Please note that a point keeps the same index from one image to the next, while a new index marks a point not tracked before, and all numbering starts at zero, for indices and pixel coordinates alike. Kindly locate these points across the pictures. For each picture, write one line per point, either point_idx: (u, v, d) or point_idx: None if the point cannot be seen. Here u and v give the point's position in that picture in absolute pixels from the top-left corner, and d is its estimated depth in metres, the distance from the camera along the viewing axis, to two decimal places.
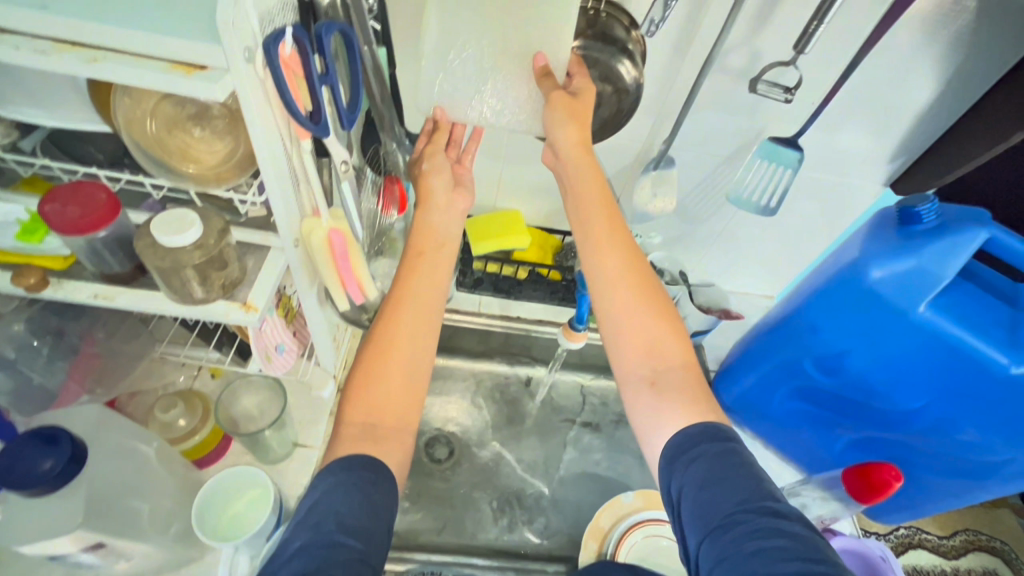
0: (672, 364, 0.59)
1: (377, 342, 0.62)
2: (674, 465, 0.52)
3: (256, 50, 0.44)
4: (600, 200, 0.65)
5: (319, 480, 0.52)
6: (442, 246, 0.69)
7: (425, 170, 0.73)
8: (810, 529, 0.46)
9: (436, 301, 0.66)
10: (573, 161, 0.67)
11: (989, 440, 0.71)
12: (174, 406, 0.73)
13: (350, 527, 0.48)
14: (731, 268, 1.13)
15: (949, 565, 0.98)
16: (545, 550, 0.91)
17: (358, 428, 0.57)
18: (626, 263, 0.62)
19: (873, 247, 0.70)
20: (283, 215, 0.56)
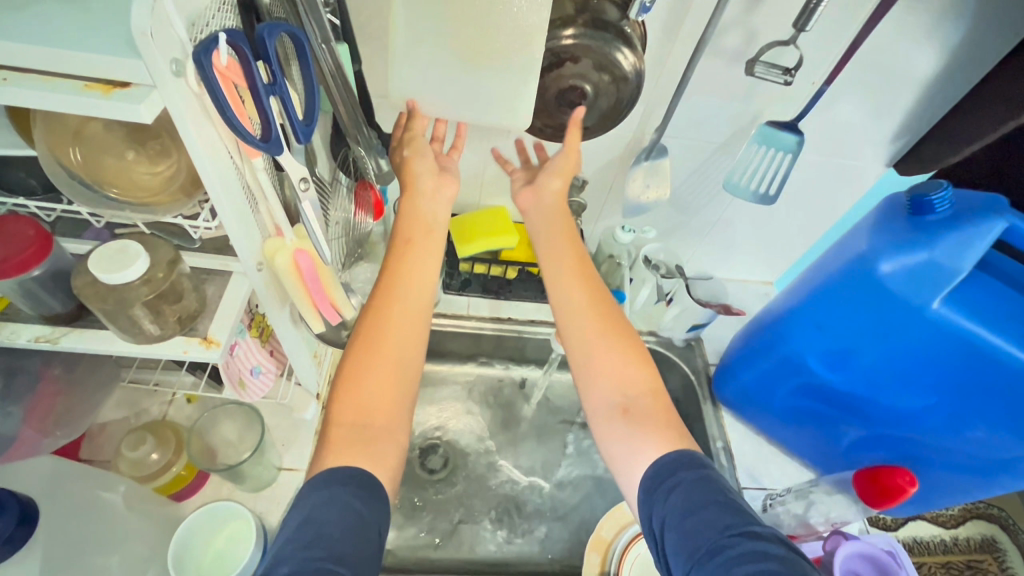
0: (641, 390, 0.56)
1: (367, 335, 0.57)
2: (654, 495, 0.49)
3: (186, 63, 0.38)
4: (568, 242, 0.66)
5: (308, 493, 0.48)
6: (433, 233, 0.64)
7: (406, 156, 0.67)
8: (794, 551, 0.43)
9: (427, 300, 0.61)
10: (550, 206, 0.69)
11: (1001, 438, 0.68)
12: (143, 442, 0.69)
13: (340, 554, 0.43)
14: (730, 256, 1.08)
15: (948, 535, 0.96)
16: (548, 560, 0.87)
17: (346, 429, 0.53)
18: (592, 297, 0.62)
19: (881, 239, 0.66)
20: (240, 240, 0.51)
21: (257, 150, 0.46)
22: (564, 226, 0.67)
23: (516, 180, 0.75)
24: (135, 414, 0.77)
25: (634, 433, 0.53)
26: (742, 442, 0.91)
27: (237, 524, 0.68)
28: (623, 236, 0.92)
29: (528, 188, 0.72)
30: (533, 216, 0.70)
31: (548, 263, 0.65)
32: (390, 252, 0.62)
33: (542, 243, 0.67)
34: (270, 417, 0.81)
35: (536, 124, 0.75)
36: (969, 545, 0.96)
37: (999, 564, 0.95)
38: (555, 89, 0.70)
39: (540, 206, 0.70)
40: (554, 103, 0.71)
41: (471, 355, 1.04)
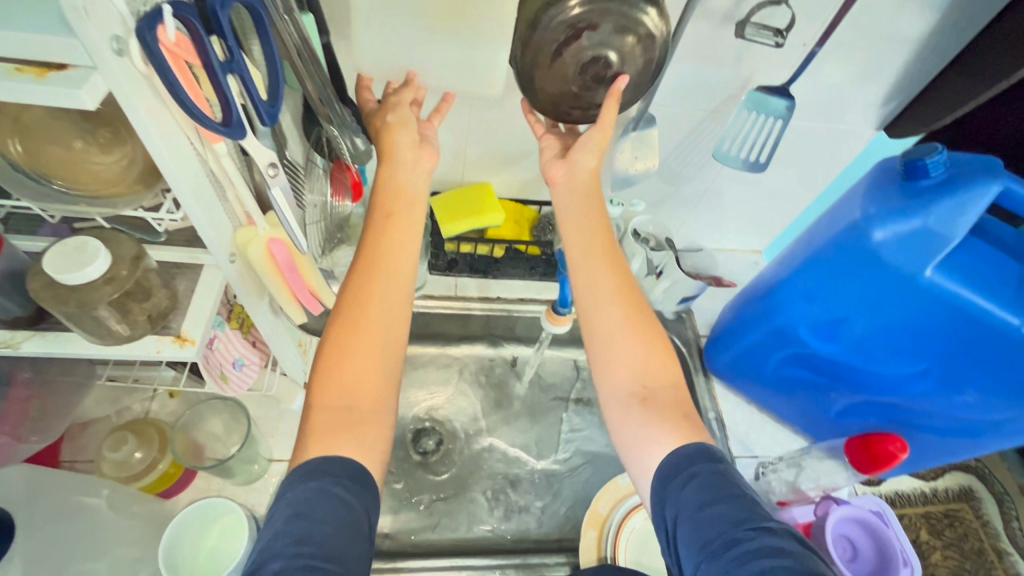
0: (663, 382, 0.56)
1: (347, 315, 0.55)
2: (669, 486, 0.48)
3: (128, 40, 0.35)
4: (598, 223, 0.60)
5: (295, 485, 0.46)
6: (416, 205, 0.60)
7: (390, 124, 0.62)
8: (804, 546, 0.43)
9: (408, 274, 0.57)
10: (582, 183, 0.62)
11: (990, 400, 0.68)
12: (125, 442, 0.68)
13: (333, 553, 0.42)
14: (720, 226, 1.06)
15: (927, 486, 0.99)
16: (546, 536, 0.88)
17: (331, 413, 0.51)
18: (619, 283, 0.58)
19: (874, 205, 0.64)
20: (207, 228, 0.48)
21: (218, 136, 0.42)
22: (597, 210, 0.61)
23: (548, 150, 0.68)
24: (117, 411, 0.75)
25: (650, 422, 0.53)
26: (734, 412, 0.92)
27: (229, 519, 0.67)
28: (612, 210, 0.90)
29: (559, 161, 0.64)
30: (562, 191, 0.63)
31: (574, 248, 0.60)
32: (368, 225, 0.58)
33: (568, 227, 0.61)
34: (257, 409, 0.79)
35: (562, 108, 0.67)
36: (948, 496, 0.99)
37: (976, 512, 0.99)
38: (575, 64, 0.62)
39: (572, 177, 0.63)
40: (578, 78, 0.63)
41: (457, 336, 1.01)
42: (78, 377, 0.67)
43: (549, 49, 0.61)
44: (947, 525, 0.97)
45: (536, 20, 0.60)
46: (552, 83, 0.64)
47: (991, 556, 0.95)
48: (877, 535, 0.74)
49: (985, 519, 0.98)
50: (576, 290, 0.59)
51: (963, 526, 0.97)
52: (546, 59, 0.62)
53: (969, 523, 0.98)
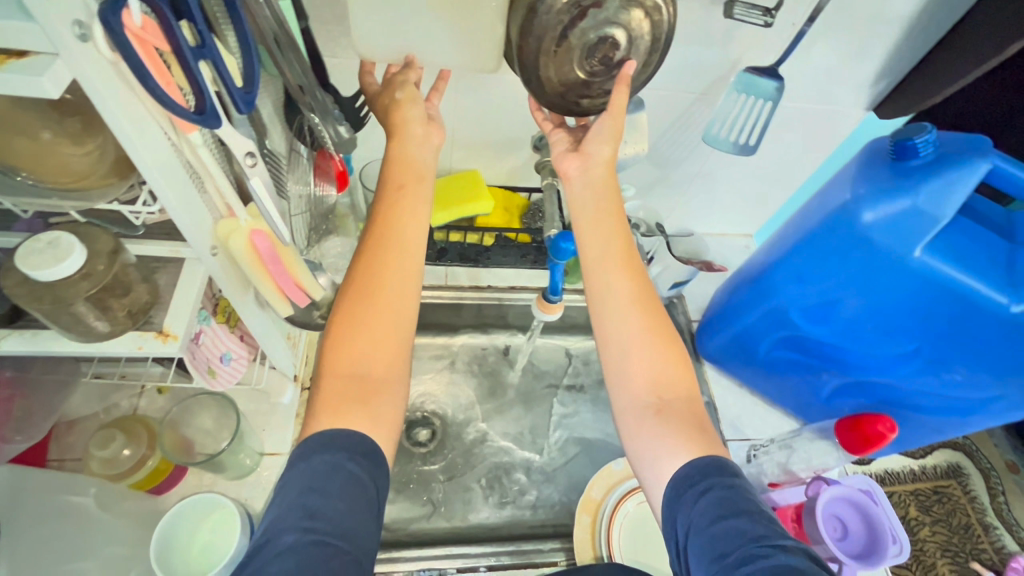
0: (680, 394, 0.56)
1: (361, 283, 0.54)
2: (683, 497, 0.48)
3: (92, 26, 0.33)
4: (614, 224, 0.61)
5: (307, 456, 0.46)
6: (425, 180, 0.60)
7: (399, 99, 0.62)
8: (820, 566, 0.42)
9: (418, 246, 0.57)
10: (597, 178, 0.64)
11: (979, 378, 0.69)
12: (113, 440, 0.67)
13: (344, 529, 0.42)
14: (710, 210, 1.06)
15: (917, 464, 1.01)
16: (541, 522, 0.88)
17: (344, 380, 0.51)
18: (636, 291, 0.59)
19: (863, 186, 0.64)
20: (185, 221, 0.46)
21: (192, 125, 0.41)
22: (610, 206, 0.62)
23: (559, 144, 0.69)
24: (105, 409, 0.74)
25: (663, 434, 0.53)
26: (727, 395, 0.93)
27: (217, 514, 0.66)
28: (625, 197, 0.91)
29: (574, 154, 0.66)
30: (578, 183, 0.65)
31: (592, 252, 0.61)
32: (379, 198, 0.58)
33: (585, 233, 0.62)
34: (247, 403, 0.78)
35: (570, 97, 0.64)
36: (936, 473, 1.01)
37: (963, 488, 1.00)
38: (581, 47, 0.58)
39: (586, 172, 0.64)
40: (583, 62, 0.60)
41: (449, 325, 1.01)
42: (62, 377, 0.65)
43: (554, 34, 0.57)
44: (936, 501, 0.98)
45: (532, 13, 0.56)
46: (558, 70, 0.61)
47: (978, 531, 0.97)
48: (866, 509, 0.75)
49: (973, 495, 1.00)
50: (591, 292, 0.60)
51: (951, 501, 0.99)
52: (551, 45, 0.58)
53: (956, 499, 0.99)
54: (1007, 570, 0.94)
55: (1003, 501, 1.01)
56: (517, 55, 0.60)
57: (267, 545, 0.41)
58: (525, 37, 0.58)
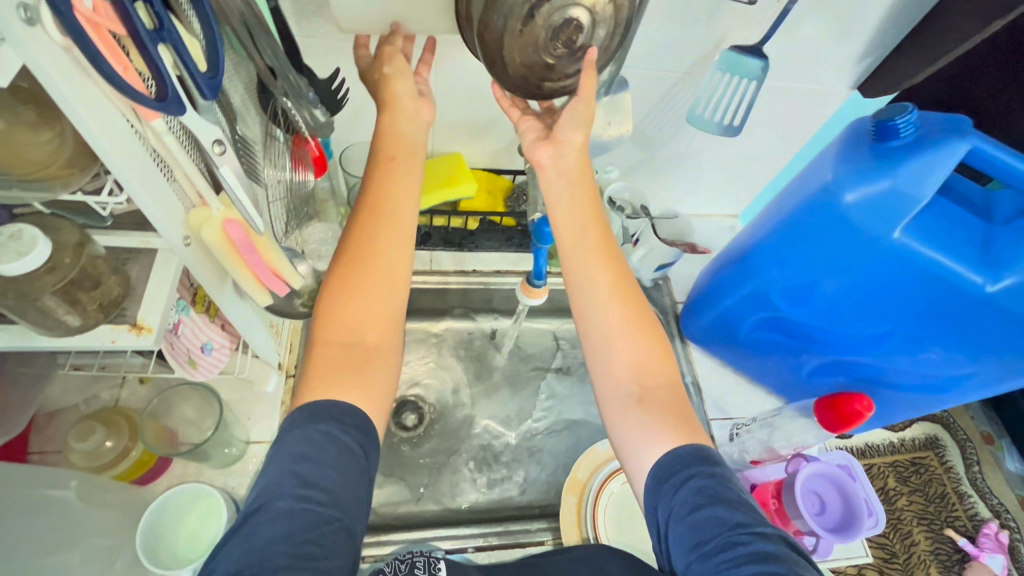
0: (660, 382, 0.56)
1: (355, 251, 0.54)
2: (663, 486, 0.49)
3: (40, 10, 0.32)
4: (591, 215, 0.61)
5: (301, 425, 0.45)
6: (418, 154, 0.59)
7: (387, 73, 0.60)
8: (794, 551, 0.44)
9: (410, 219, 0.57)
10: (570, 164, 0.62)
11: (957, 357, 0.70)
12: (93, 432, 0.67)
13: (338, 499, 0.43)
14: (696, 191, 1.06)
15: (897, 437, 1.03)
16: (529, 502, 0.89)
17: (337, 348, 0.51)
18: (615, 281, 0.59)
19: (845, 167, 0.64)
20: (154, 211, 0.45)
21: (155, 112, 0.40)
22: (588, 195, 0.62)
23: (530, 131, 0.66)
24: (85, 400, 0.73)
25: (645, 421, 0.53)
26: (710, 375, 0.94)
27: (204, 505, 0.67)
28: None
29: (546, 142, 0.64)
30: (551, 172, 0.63)
31: (568, 243, 0.61)
32: (372, 166, 0.58)
33: (561, 217, 0.61)
34: (231, 392, 0.78)
35: (533, 80, 0.62)
36: (914, 445, 1.04)
37: (940, 459, 1.03)
38: (546, 27, 0.56)
39: (557, 165, 0.63)
40: (547, 43, 0.57)
41: (435, 310, 1.01)
42: (40, 368, 0.65)
43: (520, 12, 0.54)
44: (913, 472, 1.01)
45: None
46: (522, 50, 0.58)
47: (953, 499, 1.00)
48: (844, 486, 0.77)
49: (949, 465, 1.03)
50: (571, 280, 0.60)
51: (928, 472, 1.02)
52: (517, 23, 0.56)
53: (933, 469, 1.02)
54: (979, 536, 0.97)
55: (977, 470, 1.04)
56: (478, 37, 0.58)
57: (260, 511, 0.42)
58: (490, 13, 0.56)
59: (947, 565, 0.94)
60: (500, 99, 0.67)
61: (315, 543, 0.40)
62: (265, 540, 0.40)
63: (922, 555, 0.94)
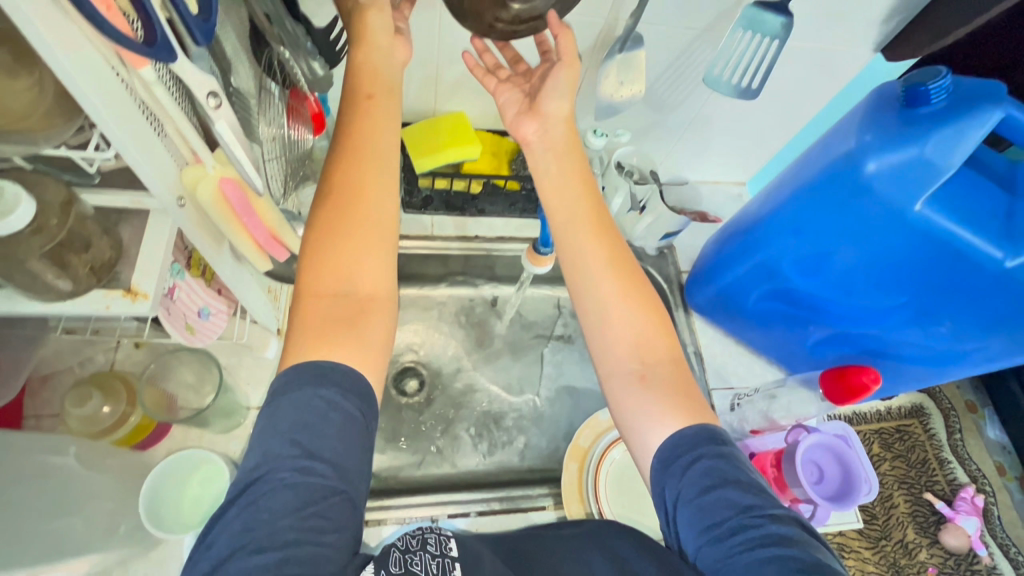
0: (662, 357, 0.55)
1: (339, 195, 0.51)
2: (670, 469, 0.48)
3: None
4: (579, 188, 0.59)
5: (299, 388, 0.44)
6: (395, 91, 0.56)
7: (362, 3, 0.55)
8: (805, 530, 0.44)
9: (391, 154, 0.54)
10: (556, 138, 0.61)
11: (965, 330, 0.69)
12: (90, 397, 0.66)
13: (344, 470, 0.42)
14: (704, 157, 1.02)
15: (883, 406, 1.05)
16: (529, 468, 0.90)
17: (328, 301, 0.48)
18: (611, 254, 0.58)
19: (870, 134, 0.62)
20: (145, 169, 0.42)
21: (144, 60, 0.37)
22: (576, 167, 0.60)
23: (508, 104, 0.66)
24: (80, 363, 0.72)
25: (647, 399, 0.52)
26: (713, 346, 0.94)
27: (196, 474, 0.66)
28: (595, 141, 0.86)
29: (529, 116, 0.63)
30: (538, 147, 0.62)
31: (559, 219, 0.59)
32: (349, 107, 0.54)
33: (553, 197, 0.60)
34: (229, 358, 0.77)
35: (485, 18, 0.63)
36: (900, 413, 1.05)
37: (923, 426, 1.05)
38: None
39: (542, 138, 0.62)
40: None
41: (437, 276, 0.99)
42: (32, 331, 0.63)
43: None
44: (897, 439, 1.03)
45: None
46: None
47: (933, 464, 1.02)
48: (842, 458, 0.78)
49: (932, 433, 1.05)
50: (564, 260, 0.59)
51: (911, 439, 1.04)
52: None
53: (916, 436, 1.04)
54: (955, 499, 0.99)
55: (960, 437, 1.06)
56: None
57: (262, 480, 0.41)
58: None
59: (924, 526, 0.97)
60: (474, 68, 0.66)
61: (321, 515, 0.40)
62: (267, 511, 0.40)
63: (900, 517, 0.97)
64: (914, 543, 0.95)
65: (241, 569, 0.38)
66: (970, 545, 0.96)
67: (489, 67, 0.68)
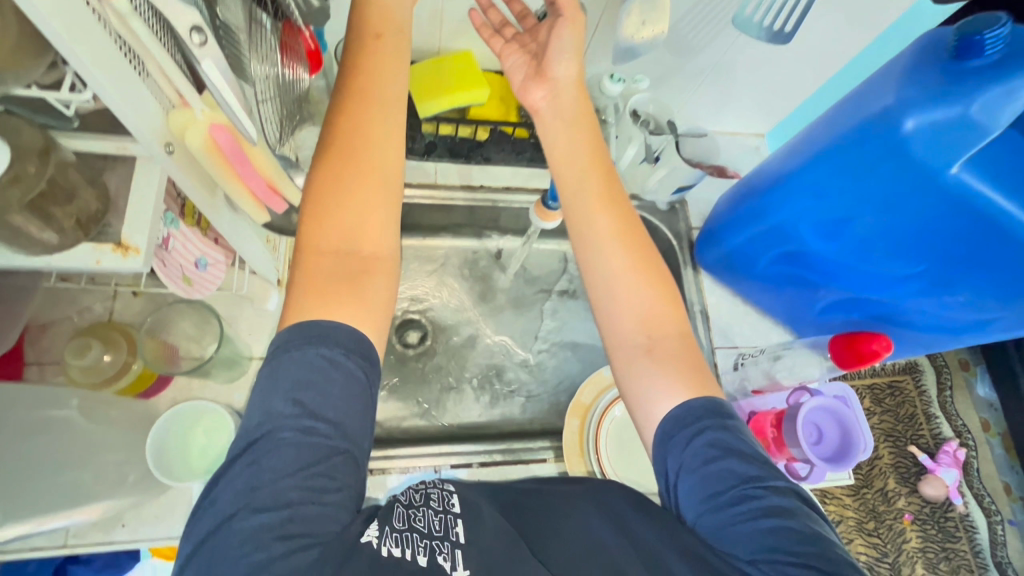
0: (668, 332, 0.53)
1: (344, 145, 0.48)
2: (673, 439, 0.47)
3: None
4: (586, 156, 0.57)
5: (301, 347, 0.42)
6: (406, 29, 0.53)
7: None
8: (804, 502, 0.45)
9: (397, 101, 0.51)
10: (566, 104, 0.58)
11: (982, 300, 0.68)
12: (89, 348, 0.66)
13: (347, 431, 0.42)
14: (724, 107, 0.96)
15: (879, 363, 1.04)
16: (530, 420, 0.91)
17: (331, 259, 0.46)
18: (618, 226, 0.55)
19: (911, 89, 0.57)
20: (131, 117, 0.40)
21: None
22: (586, 129, 0.57)
23: (514, 70, 0.62)
24: (78, 313, 0.70)
25: (653, 374, 0.51)
26: (720, 305, 0.93)
27: (197, 427, 0.66)
28: (612, 87, 0.81)
29: (537, 82, 0.60)
30: (547, 115, 0.59)
31: (567, 187, 0.57)
32: (357, 46, 0.51)
33: (561, 166, 0.57)
34: (229, 310, 0.75)
35: None
36: (892, 369, 1.06)
37: (915, 382, 1.06)
38: None
39: (553, 100, 0.59)
40: None
41: (440, 227, 0.96)
42: (24, 281, 0.60)
43: None
44: (888, 394, 1.04)
45: None
46: None
47: (921, 419, 1.04)
48: (840, 417, 0.79)
49: (922, 388, 1.05)
50: (570, 222, 0.56)
51: (902, 394, 1.05)
52: None
53: (907, 392, 1.05)
54: (938, 452, 1.01)
55: (949, 394, 1.07)
56: None
57: (265, 438, 0.40)
58: None
59: (904, 476, 0.99)
60: (480, 28, 0.64)
61: (324, 475, 0.40)
62: (272, 470, 0.39)
63: (882, 467, 0.99)
64: (893, 491, 0.98)
65: (243, 530, 0.37)
66: (948, 496, 0.98)
67: (495, 26, 0.65)
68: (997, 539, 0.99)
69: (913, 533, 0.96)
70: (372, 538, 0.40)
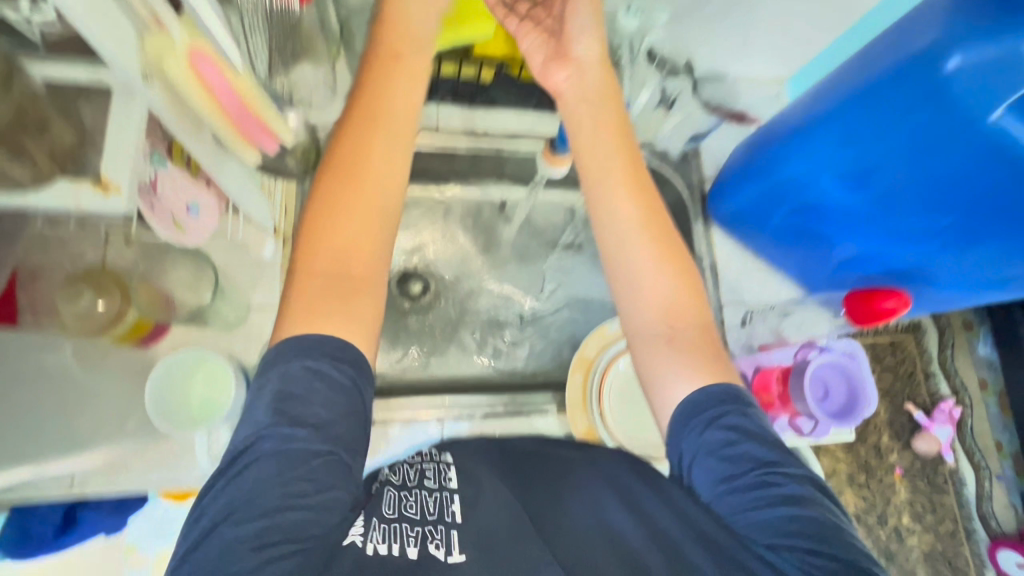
0: (691, 323, 0.52)
1: (344, 165, 0.49)
2: (692, 422, 0.47)
3: None
4: (610, 140, 0.55)
5: (287, 359, 0.43)
6: (425, 49, 0.53)
7: None
8: (819, 489, 0.45)
9: (407, 125, 0.51)
10: (590, 84, 0.56)
11: (1005, 258, 0.65)
12: (81, 294, 0.62)
13: (335, 436, 0.42)
14: (747, 48, 0.90)
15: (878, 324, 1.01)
16: (532, 373, 0.90)
17: (320, 280, 0.46)
18: (644, 217, 0.53)
19: (959, 22, 0.52)
20: (106, 44, 0.36)
21: None
22: (607, 117, 0.55)
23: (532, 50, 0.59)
24: None
25: (674, 361, 0.50)
26: (730, 260, 0.90)
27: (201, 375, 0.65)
28: (626, 21, 0.72)
29: (558, 64, 0.57)
30: (570, 100, 0.56)
31: (589, 177, 0.55)
32: (371, 67, 0.52)
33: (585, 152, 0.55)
34: (225, 258, 0.73)
35: None
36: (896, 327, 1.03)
37: (917, 341, 1.04)
38: None
39: (579, 84, 0.56)
40: None
41: (442, 173, 0.91)
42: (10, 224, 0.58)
43: None
44: (889, 351, 1.02)
45: None
46: None
47: (919, 378, 1.03)
48: (851, 379, 0.77)
49: (923, 348, 1.04)
50: (593, 205, 0.54)
51: (902, 352, 1.03)
52: None
53: (908, 351, 1.03)
54: (934, 410, 1.01)
55: (950, 353, 1.06)
56: None
57: (246, 452, 0.40)
58: None
59: (898, 432, 0.99)
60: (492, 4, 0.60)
61: (304, 480, 0.39)
62: (251, 482, 0.39)
63: (877, 424, 0.99)
64: (886, 447, 0.98)
65: (221, 542, 0.37)
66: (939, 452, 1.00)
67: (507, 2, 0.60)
68: (983, 493, 1.00)
69: (902, 487, 0.98)
70: (355, 540, 0.42)
